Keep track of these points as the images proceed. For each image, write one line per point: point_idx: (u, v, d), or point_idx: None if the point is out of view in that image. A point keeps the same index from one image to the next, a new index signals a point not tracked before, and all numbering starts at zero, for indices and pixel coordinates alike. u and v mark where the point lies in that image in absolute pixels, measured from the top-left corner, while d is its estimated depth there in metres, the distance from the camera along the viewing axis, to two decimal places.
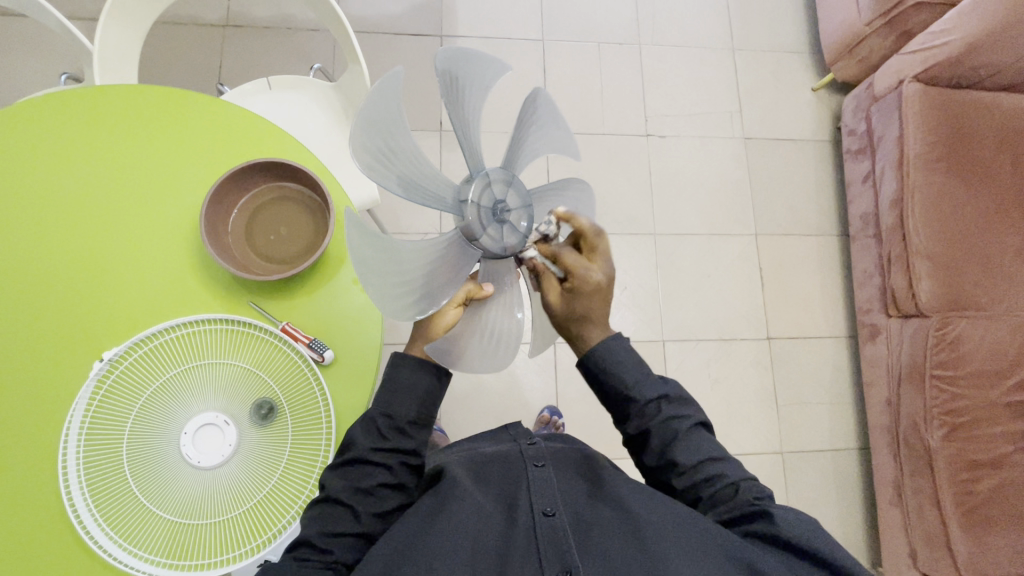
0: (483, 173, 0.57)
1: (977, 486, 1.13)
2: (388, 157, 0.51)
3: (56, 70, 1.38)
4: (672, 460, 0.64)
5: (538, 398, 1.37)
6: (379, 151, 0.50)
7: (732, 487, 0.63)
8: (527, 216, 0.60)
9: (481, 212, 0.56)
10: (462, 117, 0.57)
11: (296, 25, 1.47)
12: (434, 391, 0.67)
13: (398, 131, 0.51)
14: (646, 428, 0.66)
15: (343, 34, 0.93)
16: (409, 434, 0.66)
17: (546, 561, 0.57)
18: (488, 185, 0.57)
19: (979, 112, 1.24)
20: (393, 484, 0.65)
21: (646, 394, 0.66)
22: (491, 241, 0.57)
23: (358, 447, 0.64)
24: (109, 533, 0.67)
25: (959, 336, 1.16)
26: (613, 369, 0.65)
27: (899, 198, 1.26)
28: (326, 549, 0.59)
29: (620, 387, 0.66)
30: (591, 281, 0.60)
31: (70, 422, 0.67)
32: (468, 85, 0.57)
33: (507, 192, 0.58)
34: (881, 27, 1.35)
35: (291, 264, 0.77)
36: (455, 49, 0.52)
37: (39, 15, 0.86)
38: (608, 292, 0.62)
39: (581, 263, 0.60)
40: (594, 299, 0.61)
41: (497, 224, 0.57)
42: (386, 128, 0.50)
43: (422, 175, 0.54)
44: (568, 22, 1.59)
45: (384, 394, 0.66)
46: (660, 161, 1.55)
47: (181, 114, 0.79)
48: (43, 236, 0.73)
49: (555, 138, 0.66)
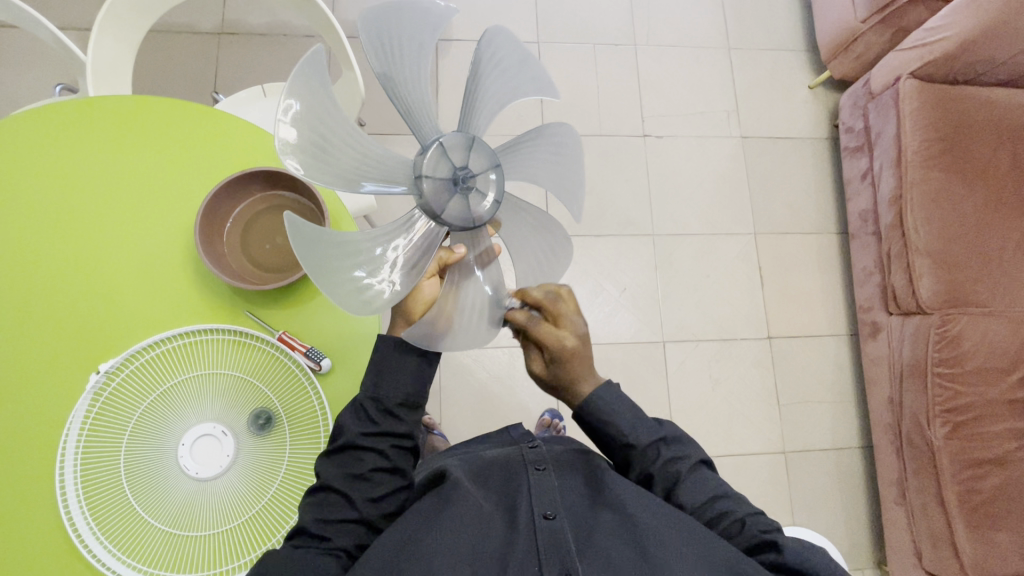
0: (438, 142, 0.58)
1: (981, 484, 1.13)
2: (326, 145, 0.52)
3: (51, 81, 1.37)
4: (677, 502, 0.65)
5: (540, 401, 1.37)
6: (315, 140, 0.51)
7: (738, 523, 0.62)
8: (493, 177, 0.60)
9: (439, 184, 0.58)
10: (393, 83, 0.57)
11: (290, 31, 1.46)
12: (423, 373, 0.66)
13: (331, 115, 0.53)
14: (646, 473, 0.66)
15: (336, 40, 0.92)
16: (398, 417, 0.65)
17: (546, 562, 0.57)
18: (447, 156, 0.58)
19: (976, 107, 1.24)
20: (388, 468, 0.64)
21: (642, 439, 0.67)
22: (455, 214, 0.59)
23: (349, 433, 0.63)
24: (107, 546, 0.66)
25: (960, 332, 1.16)
26: (607, 420, 0.67)
27: (897, 194, 1.26)
28: (325, 535, 0.60)
29: (616, 434, 0.67)
30: (564, 346, 0.63)
31: (68, 433, 0.67)
32: (408, 43, 0.56)
33: (470, 158, 0.59)
34: (877, 24, 1.34)
35: (287, 273, 0.76)
36: (377, 7, 0.52)
37: (30, 26, 0.86)
38: (585, 351, 0.65)
39: (550, 332, 0.63)
40: (575, 362, 0.65)
41: (461, 195, 0.59)
42: (315, 115, 0.51)
43: (365, 158, 0.56)
44: (564, 25, 1.59)
45: (372, 376, 0.65)
46: (658, 162, 1.54)
47: (174, 124, 0.79)
48: (38, 248, 0.73)
49: (526, 78, 0.63)
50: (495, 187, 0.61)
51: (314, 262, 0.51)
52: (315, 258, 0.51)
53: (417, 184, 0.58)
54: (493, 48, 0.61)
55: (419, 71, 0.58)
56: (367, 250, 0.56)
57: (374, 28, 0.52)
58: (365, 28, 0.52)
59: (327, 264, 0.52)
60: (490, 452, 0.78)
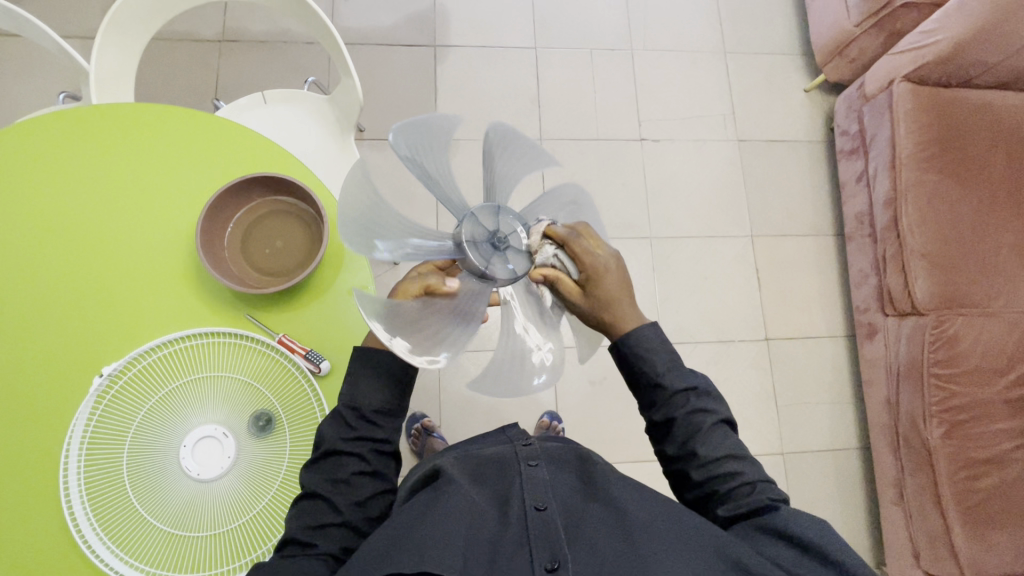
0: (500, 207, 0.62)
1: (977, 483, 1.13)
2: (423, 157, 0.59)
3: (54, 88, 1.39)
4: (693, 452, 0.65)
5: (539, 403, 1.38)
6: (417, 150, 0.58)
7: (748, 485, 0.63)
8: (524, 259, 0.61)
9: (477, 231, 0.60)
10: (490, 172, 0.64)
11: (290, 38, 1.48)
12: (401, 379, 0.67)
13: (438, 149, 0.61)
14: (671, 417, 0.66)
15: (336, 48, 0.94)
16: (376, 423, 0.66)
17: (535, 550, 0.57)
18: (498, 218, 0.61)
19: (969, 110, 1.25)
20: (370, 472, 0.65)
21: (675, 384, 0.66)
22: (477, 260, 0.59)
23: (328, 440, 0.64)
24: (108, 545, 0.67)
25: (956, 333, 1.17)
26: (644, 356, 0.66)
27: (892, 197, 1.27)
28: (310, 541, 0.60)
29: (649, 373, 0.67)
30: (599, 263, 0.61)
31: (71, 437, 0.68)
32: (512, 162, 0.65)
33: (516, 232, 0.61)
34: (871, 27, 1.36)
35: (286, 276, 0.77)
36: (518, 134, 0.64)
37: (35, 36, 0.87)
38: (622, 273, 0.62)
39: (585, 249, 0.61)
40: (612, 282, 0.62)
41: (493, 253, 0.60)
42: (429, 143, 0.59)
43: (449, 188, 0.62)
44: (561, 30, 1.60)
45: (348, 386, 0.66)
46: (655, 165, 1.55)
47: (175, 132, 0.80)
48: (41, 255, 0.74)
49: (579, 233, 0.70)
50: (524, 268, 0.61)
51: (349, 209, 0.56)
52: (351, 206, 0.56)
53: (463, 219, 0.60)
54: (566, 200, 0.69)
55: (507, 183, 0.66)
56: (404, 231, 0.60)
57: (509, 143, 0.63)
58: (503, 138, 0.63)
59: (353, 218, 0.56)
60: (486, 450, 0.79)
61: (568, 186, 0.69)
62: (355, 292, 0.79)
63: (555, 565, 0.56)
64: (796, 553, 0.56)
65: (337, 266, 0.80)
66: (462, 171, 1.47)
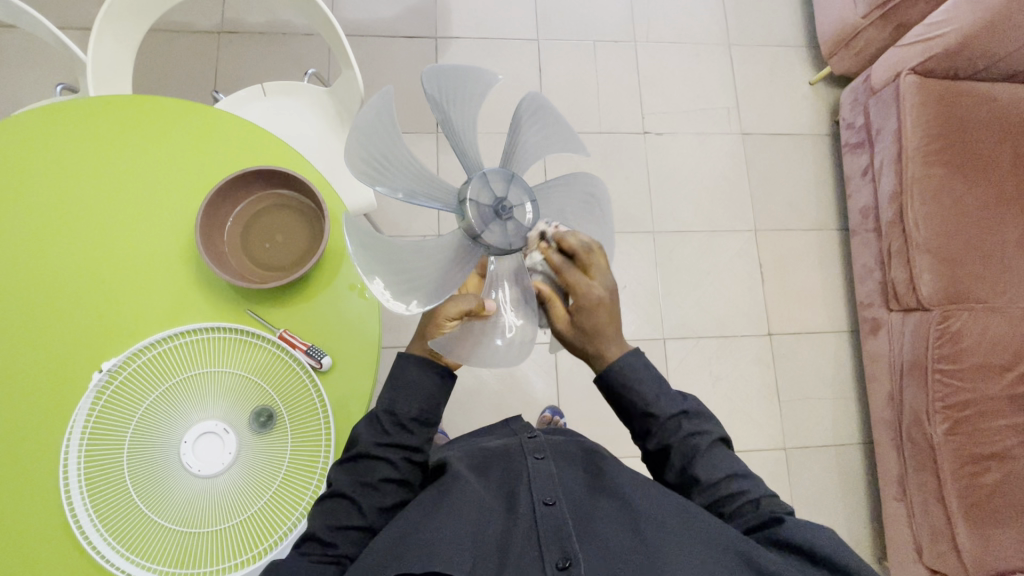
0: (512, 178, 0.62)
1: (981, 479, 1.13)
2: (455, 102, 0.61)
3: (51, 80, 1.38)
4: (694, 477, 0.64)
5: (540, 398, 1.37)
6: (451, 92, 0.60)
7: (751, 503, 0.62)
8: (518, 235, 0.60)
9: (483, 193, 0.60)
10: (514, 141, 0.65)
11: (290, 30, 1.47)
12: (440, 389, 0.66)
13: (471, 102, 0.63)
14: (666, 445, 0.66)
15: (335, 38, 0.92)
16: (411, 431, 0.65)
17: (545, 548, 0.57)
18: (509, 187, 0.61)
19: (976, 103, 1.24)
20: (397, 480, 0.65)
21: (667, 410, 0.66)
22: (473, 219, 0.58)
23: (362, 443, 0.64)
24: (110, 542, 0.67)
25: (962, 328, 1.16)
26: (631, 386, 0.65)
27: (898, 191, 1.26)
28: (331, 542, 0.60)
29: (638, 403, 0.66)
30: (595, 297, 0.60)
31: (71, 434, 0.67)
32: (540, 136, 0.67)
33: (521, 207, 0.61)
34: (878, 19, 1.34)
35: (287, 271, 0.76)
36: (552, 108, 0.67)
37: (31, 27, 0.86)
38: (612, 305, 0.61)
39: (581, 280, 0.60)
40: (600, 316, 0.61)
41: (493, 219, 0.59)
42: (459, 96, 0.61)
43: (471, 140, 0.63)
44: (564, 21, 1.59)
45: (388, 390, 0.65)
46: (658, 159, 1.54)
47: (173, 125, 0.79)
48: (38, 249, 0.73)
49: (588, 223, 0.68)
50: (517, 243, 0.60)
51: (365, 133, 0.55)
52: (367, 130, 0.55)
53: (474, 177, 0.60)
54: (580, 187, 0.68)
55: (531, 151, 0.67)
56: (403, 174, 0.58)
57: (541, 113, 0.66)
58: (536, 108, 0.65)
59: (366, 145, 0.55)
60: (492, 443, 0.79)
61: (588, 177, 0.69)
62: (357, 288, 0.79)
63: (567, 563, 0.55)
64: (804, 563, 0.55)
65: (338, 261, 0.79)
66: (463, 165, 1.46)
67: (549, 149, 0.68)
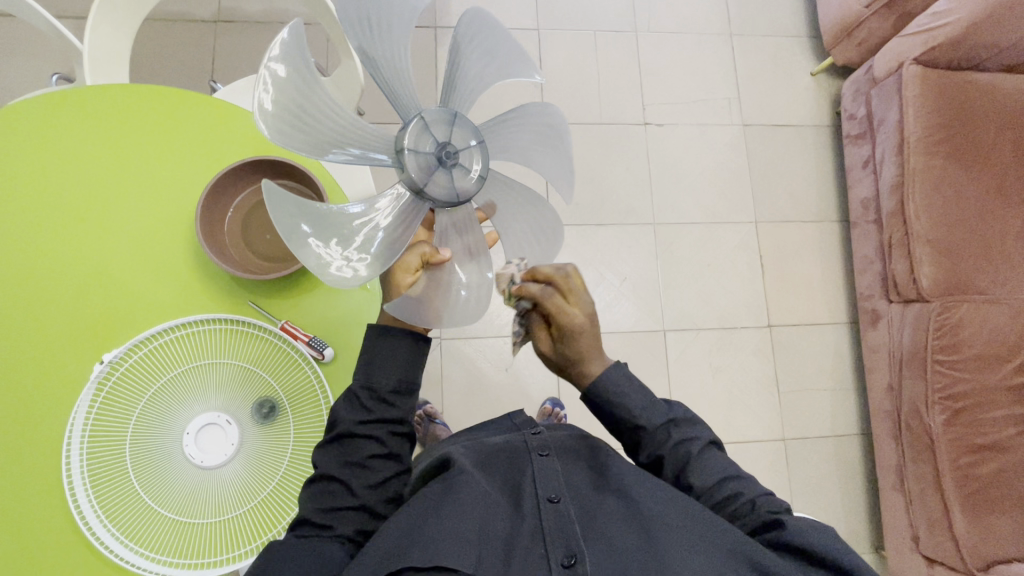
0: (450, 121, 0.60)
1: (979, 469, 1.14)
2: (381, 33, 0.56)
3: (46, 71, 1.36)
4: (688, 484, 0.66)
5: (540, 390, 1.38)
6: (377, 20, 0.55)
7: (749, 503, 0.62)
8: (468, 181, 0.61)
9: (424, 140, 0.58)
10: (456, 73, 0.62)
11: (287, 19, 1.45)
12: (416, 360, 0.67)
13: (403, 28, 0.57)
14: (658, 456, 0.69)
15: (335, 25, 0.91)
16: (392, 404, 0.65)
17: (551, 547, 0.57)
18: (451, 131, 0.60)
19: (979, 94, 1.24)
20: (384, 454, 0.65)
21: (653, 420, 0.70)
22: (416, 170, 0.58)
23: (344, 423, 0.63)
24: (113, 532, 0.67)
25: (961, 319, 1.16)
26: (616, 400, 0.71)
27: (899, 182, 1.25)
28: (327, 524, 0.60)
29: (626, 415, 0.71)
30: (571, 325, 0.71)
31: (73, 425, 0.67)
32: (485, 63, 0.63)
33: (468, 151, 0.60)
34: (880, 9, 1.33)
35: (288, 262, 0.77)
36: (489, 23, 0.61)
37: (27, 16, 0.85)
38: (592, 327, 0.72)
39: (560, 306, 0.71)
40: (582, 336, 0.72)
41: (436, 166, 0.59)
42: (387, 23, 0.56)
43: (404, 77, 0.59)
44: (565, 10, 1.57)
45: (363, 365, 0.66)
46: (659, 151, 1.54)
47: (171, 115, 0.78)
48: (38, 241, 0.72)
49: (539, 161, 0.68)
50: (466, 191, 0.60)
51: (283, 91, 0.51)
52: (286, 93, 0.51)
53: (412, 121, 0.58)
54: (531, 117, 0.66)
55: (474, 85, 0.63)
56: (331, 132, 0.55)
57: (480, 38, 0.61)
58: (475, 31, 0.61)
59: (288, 109, 0.51)
60: (494, 438, 0.78)
61: (542, 106, 0.66)
62: None
63: (572, 561, 0.55)
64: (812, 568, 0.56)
65: None
66: None
67: (494, 77, 0.63)
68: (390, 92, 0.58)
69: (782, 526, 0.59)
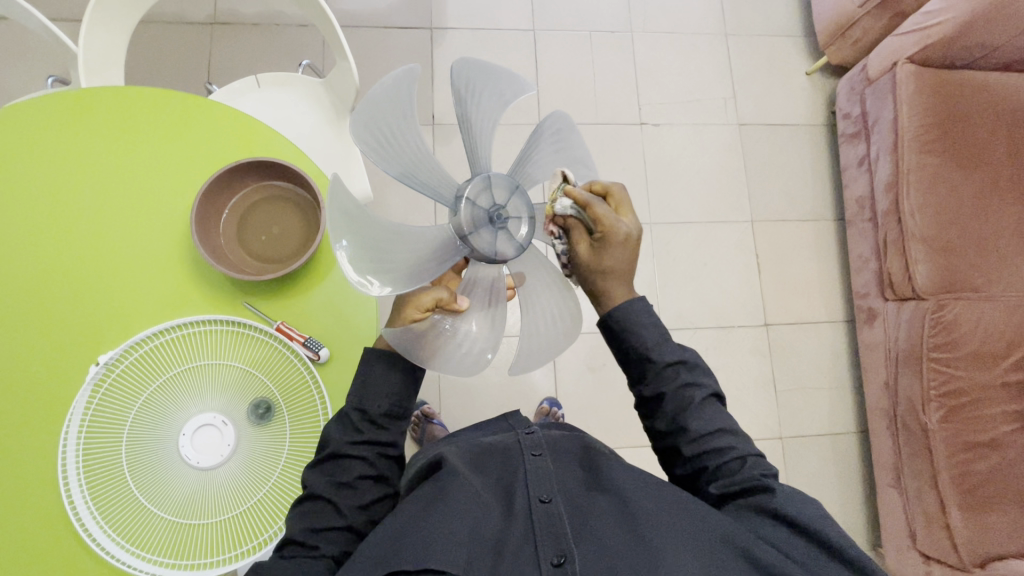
0: (513, 189, 0.60)
1: (974, 466, 1.14)
2: (476, 100, 0.60)
3: (41, 73, 1.36)
4: (683, 427, 0.64)
5: (539, 389, 1.38)
6: (480, 88, 0.60)
7: (739, 460, 0.63)
8: (512, 245, 0.60)
9: (482, 196, 0.59)
10: (530, 154, 0.66)
11: (284, 20, 1.45)
12: (409, 381, 0.67)
13: (497, 102, 0.63)
14: (661, 393, 0.66)
15: (330, 27, 0.91)
16: (383, 427, 0.66)
17: (542, 546, 0.57)
18: (510, 197, 0.60)
19: (972, 92, 1.24)
20: (373, 476, 0.65)
21: (666, 357, 0.66)
22: (465, 218, 0.58)
23: (334, 442, 0.64)
24: (108, 530, 0.67)
25: (956, 317, 1.17)
26: (634, 328, 0.65)
27: (894, 181, 1.26)
28: (312, 544, 0.60)
29: (639, 346, 0.66)
30: (619, 229, 0.59)
31: (70, 423, 0.67)
32: (558, 152, 0.67)
33: (518, 219, 0.60)
34: (873, 9, 1.33)
35: (285, 263, 0.77)
36: (576, 135, 0.69)
37: (22, 19, 0.85)
38: (637, 244, 0.61)
39: (608, 215, 0.60)
40: (624, 253, 0.61)
41: (485, 224, 0.59)
42: (486, 95, 0.61)
43: (484, 142, 0.62)
44: (561, 11, 1.58)
45: (356, 388, 0.66)
46: (655, 150, 1.54)
47: (166, 115, 0.78)
48: (34, 241, 0.73)
49: None
50: (505, 253, 0.60)
51: (379, 102, 0.53)
52: (384, 106, 0.53)
53: (478, 177, 0.60)
54: None
55: (541, 166, 0.66)
56: (406, 155, 0.57)
57: (560, 132, 0.67)
58: (557, 125, 0.67)
59: (379, 120, 0.53)
60: (488, 438, 0.78)
61: None
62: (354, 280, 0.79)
63: (562, 560, 0.56)
64: (798, 540, 0.57)
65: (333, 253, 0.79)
66: (460, 156, 1.46)
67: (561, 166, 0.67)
68: (470, 145, 0.61)
69: (772, 492, 0.61)
